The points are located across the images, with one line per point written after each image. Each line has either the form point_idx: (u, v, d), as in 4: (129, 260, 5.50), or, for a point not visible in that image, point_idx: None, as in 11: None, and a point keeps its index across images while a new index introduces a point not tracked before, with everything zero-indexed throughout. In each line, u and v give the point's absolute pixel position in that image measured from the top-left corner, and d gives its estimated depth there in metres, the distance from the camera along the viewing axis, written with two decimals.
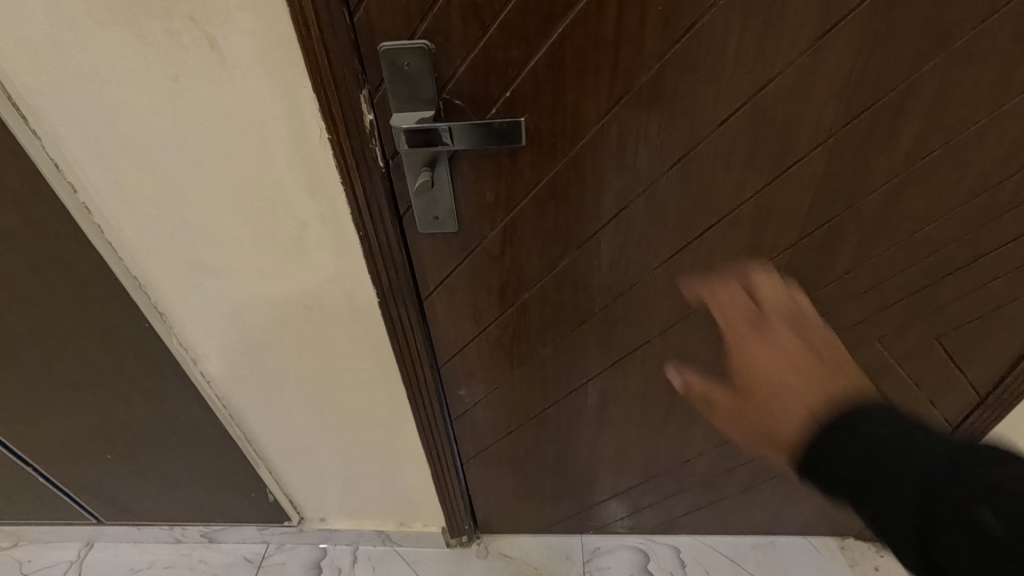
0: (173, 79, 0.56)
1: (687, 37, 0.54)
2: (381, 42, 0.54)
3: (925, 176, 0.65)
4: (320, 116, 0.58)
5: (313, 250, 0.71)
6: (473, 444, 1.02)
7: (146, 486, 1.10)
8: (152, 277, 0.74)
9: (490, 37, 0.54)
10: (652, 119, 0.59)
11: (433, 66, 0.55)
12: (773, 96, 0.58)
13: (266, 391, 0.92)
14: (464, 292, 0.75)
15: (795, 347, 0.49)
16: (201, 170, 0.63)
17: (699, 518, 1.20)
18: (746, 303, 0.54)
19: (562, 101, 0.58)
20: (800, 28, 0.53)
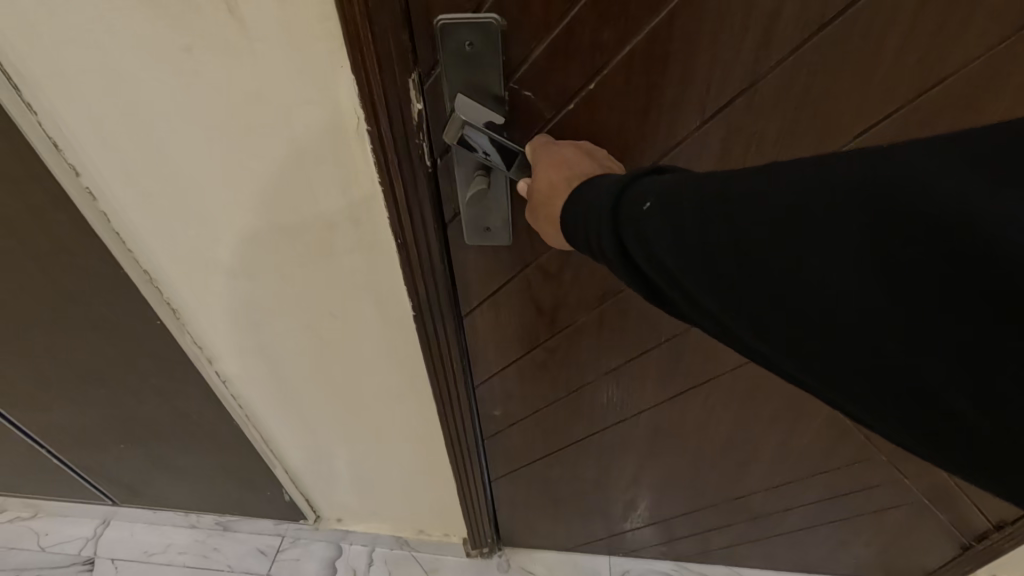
0: (188, 50, 0.46)
1: (837, 25, 0.43)
2: (439, 16, 0.44)
3: None
4: (358, 102, 0.47)
5: (342, 253, 0.62)
6: (504, 463, 0.94)
7: (160, 476, 1.06)
8: (164, 271, 0.66)
9: (578, 14, 0.44)
10: (772, 127, 0.50)
11: (500, 49, 0.45)
12: (929, 108, 0.48)
13: (285, 395, 0.84)
14: (511, 308, 0.66)
15: (574, 155, 0.45)
16: (218, 157, 0.54)
17: (739, 553, 1.11)
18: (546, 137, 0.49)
19: (659, 97, 0.48)
20: (988, 21, 0.43)
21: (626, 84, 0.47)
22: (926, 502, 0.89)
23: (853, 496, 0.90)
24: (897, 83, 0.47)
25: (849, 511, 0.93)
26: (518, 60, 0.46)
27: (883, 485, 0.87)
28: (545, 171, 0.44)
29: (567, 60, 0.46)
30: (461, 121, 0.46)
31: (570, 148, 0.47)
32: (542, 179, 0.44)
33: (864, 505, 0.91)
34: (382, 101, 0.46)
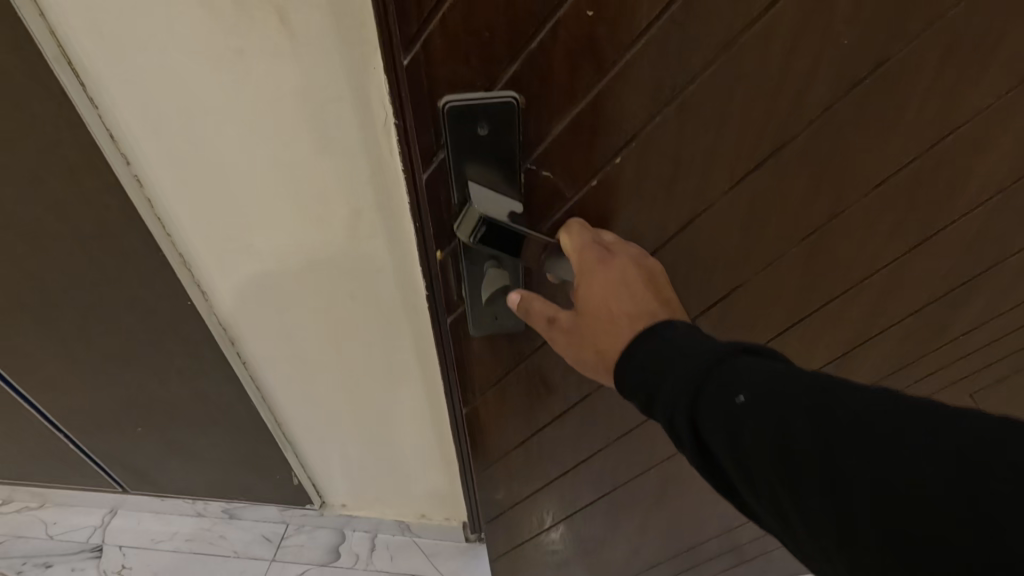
0: (241, 52, 0.53)
1: (861, 87, 0.51)
2: (446, 97, 0.47)
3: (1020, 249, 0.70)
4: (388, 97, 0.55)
5: (364, 238, 0.68)
6: (507, 540, 1.04)
7: (174, 461, 1.10)
8: (198, 256, 0.72)
9: (602, 88, 0.48)
10: (798, 177, 0.57)
11: (513, 128, 0.49)
12: (925, 163, 0.58)
13: (301, 376, 0.90)
14: (517, 391, 0.75)
15: (630, 274, 0.50)
16: (258, 149, 0.61)
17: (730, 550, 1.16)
18: (595, 245, 0.53)
19: (683, 163, 0.54)
20: (979, 89, 0.52)
21: (658, 144, 0.52)
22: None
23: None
24: (904, 128, 0.54)
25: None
26: (536, 137, 0.51)
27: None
28: (602, 285, 0.50)
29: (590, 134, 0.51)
30: (478, 214, 0.50)
31: (625, 261, 0.51)
32: (603, 304, 0.49)
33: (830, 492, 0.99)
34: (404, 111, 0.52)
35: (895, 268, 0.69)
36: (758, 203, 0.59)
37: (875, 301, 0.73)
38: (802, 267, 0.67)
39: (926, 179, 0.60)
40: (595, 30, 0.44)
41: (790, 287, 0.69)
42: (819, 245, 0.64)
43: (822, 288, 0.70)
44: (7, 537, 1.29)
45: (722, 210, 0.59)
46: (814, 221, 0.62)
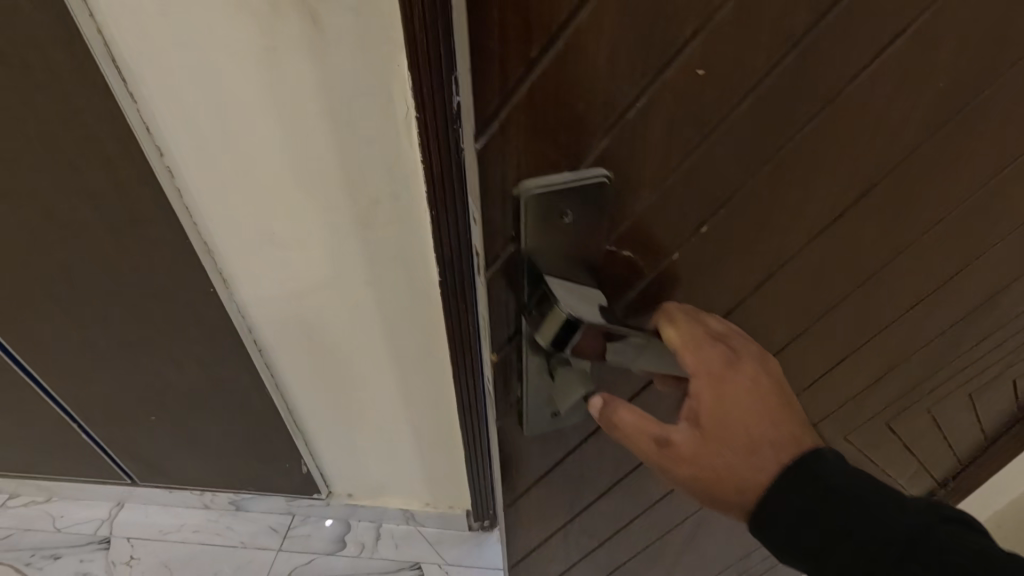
0: (276, 51, 0.57)
1: (952, 125, 0.47)
2: (524, 180, 0.42)
3: None
4: (409, 93, 0.59)
5: (382, 226, 0.73)
6: None
7: (186, 451, 1.13)
8: (222, 244, 0.76)
9: (695, 156, 0.44)
10: (876, 221, 0.53)
11: (601, 208, 0.45)
12: (996, 189, 0.53)
13: (315, 363, 0.94)
14: (565, 473, 0.72)
15: (759, 383, 0.48)
16: (285, 141, 0.65)
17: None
18: (715, 346, 0.49)
19: (769, 223, 0.51)
20: None
21: (749, 206, 0.49)
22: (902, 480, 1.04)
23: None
24: (981, 160, 0.50)
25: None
26: (623, 216, 0.47)
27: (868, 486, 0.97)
28: (738, 401, 0.47)
29: (679, 204, 0.47)
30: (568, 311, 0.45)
31: (750, 365, 0.49)
32: (740, 419, 0.47)
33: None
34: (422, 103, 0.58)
35: (956, 308, 0.67)
36: (833, 251, 0.55)
37: (920, 334, 0.69)
38: (858, 308, 0.62)
39: (998, 219, 0.56)
40: (698, 93, 0.40)
41: (833, 323, 0.63)
42: (879, 284, 0.60)
43: (871, 325, 0.65)
44: (15, 530, 1.30)
45: (800, 262, 0.55)
46: (878, 263, 0.57)
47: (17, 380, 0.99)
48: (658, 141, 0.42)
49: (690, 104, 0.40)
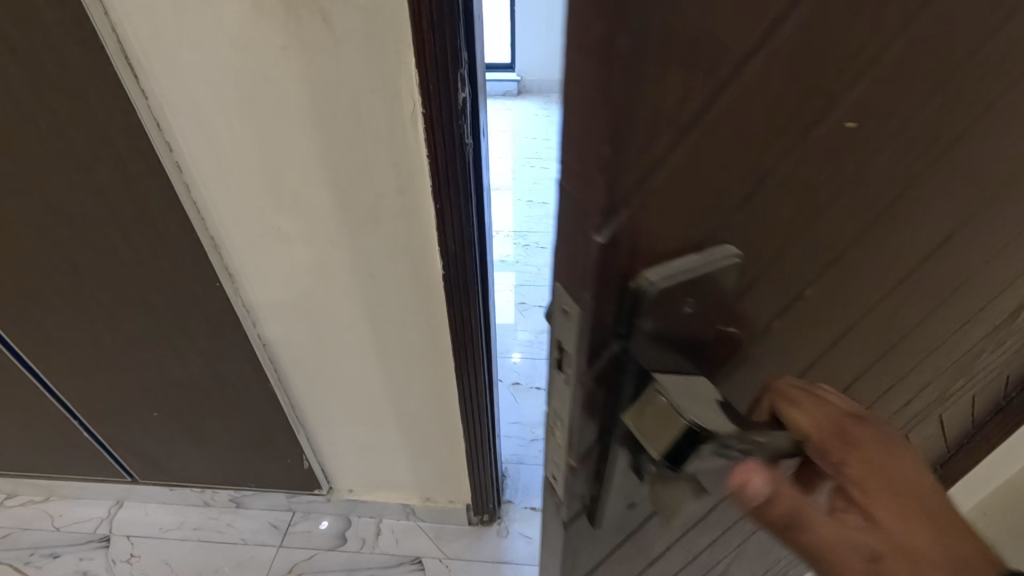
0: (287, 50, 0.59)
1: None
2: (649, 270, 0.30)
3: None
4: (415, 91, 0.61)
5: (387, 221, 0.74)
6: None
7: (188, 448, 1.14)
8: (229, 238, 0.78)
9: (826, 217, 0.34)
10: (954, 256, 0.46)
11: (724, 286, 0.34)
12: None
13: (318, 358, 0.95)
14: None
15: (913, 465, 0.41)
16: (294, 138, 0.66)
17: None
18: (865, 436, 0.40)
19: (870, 276, 0.42)
20: None
21: (852, 264, 0.40)
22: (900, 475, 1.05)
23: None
24: None
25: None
26: (742, 289, 0.36)
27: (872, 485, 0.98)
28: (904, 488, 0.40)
29: (798, 271, 0.37)
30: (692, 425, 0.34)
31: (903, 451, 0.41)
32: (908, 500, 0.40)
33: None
34: (427, 94, 0.61)
35: (988, 321, 0.65)
36: (908, 294, 0.47)
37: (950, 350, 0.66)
38: (910, 342, 0.56)
39: None
40: (849, 153, 0.31)
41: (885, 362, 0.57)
42: (936, 317, 0.54)
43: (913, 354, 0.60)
44: (13, 529, 1.30)
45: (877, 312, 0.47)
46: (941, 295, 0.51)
47: (20, 376, 0.99)
48: (793, 198, 0.32)
49: (828, 171, 0.32)
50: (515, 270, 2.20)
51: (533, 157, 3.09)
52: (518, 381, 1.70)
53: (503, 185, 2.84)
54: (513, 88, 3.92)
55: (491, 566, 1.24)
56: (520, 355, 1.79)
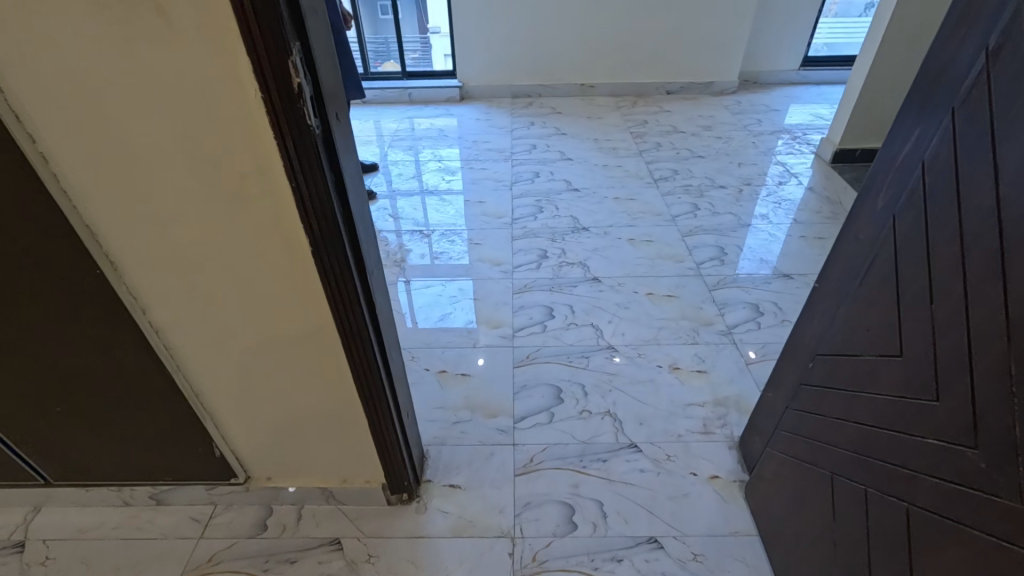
0: (127, 40, 0.64)
1: None
2: None
3: (906, 222, 0.79)
4: (253, 77, 0.67)
5: (252, 201, 0.80)
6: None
7: (100, 443, 1.16)
8: (104, 226, 0.82)
9: None
10: None
11: None
12: (1007, 183, 0.62)
13: (211, 341, 0.99)
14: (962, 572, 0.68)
15: None
16: (149, 124, 0.72)
17: (767, 505, 1.24)
18: None
19: None
20: None
21: None
22: (796, 435, 1.11)
23: (851, 522, 0.92)
24: None
25: (828, 509, 0.99)
26: None
27: (855, 494, 0.90)
28: None
29: None
30: None
31: None
32: None
33: (844, 507, 0.94)
34: (259, 76, 0.66)
35: (898, 264, 0.80)
36: None
37: (912, 302, 0.77)
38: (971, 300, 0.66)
39: (976, 208, 0.66)
40: None
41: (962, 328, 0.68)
42: (978, 284, 0.65)
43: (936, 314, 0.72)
44: None
45: None
46: (1003, 273, 0.62)
47: None
48: None
49: None
50: (447, 267, 2.27)
51: (472, 161, 3.18)
52: (444, 369, 1.76)
53: (442, 188, 2.91)
54: (456, 94, 4.01)
55: (408, 541, 1.28)
56: (447, 346, 1.85)
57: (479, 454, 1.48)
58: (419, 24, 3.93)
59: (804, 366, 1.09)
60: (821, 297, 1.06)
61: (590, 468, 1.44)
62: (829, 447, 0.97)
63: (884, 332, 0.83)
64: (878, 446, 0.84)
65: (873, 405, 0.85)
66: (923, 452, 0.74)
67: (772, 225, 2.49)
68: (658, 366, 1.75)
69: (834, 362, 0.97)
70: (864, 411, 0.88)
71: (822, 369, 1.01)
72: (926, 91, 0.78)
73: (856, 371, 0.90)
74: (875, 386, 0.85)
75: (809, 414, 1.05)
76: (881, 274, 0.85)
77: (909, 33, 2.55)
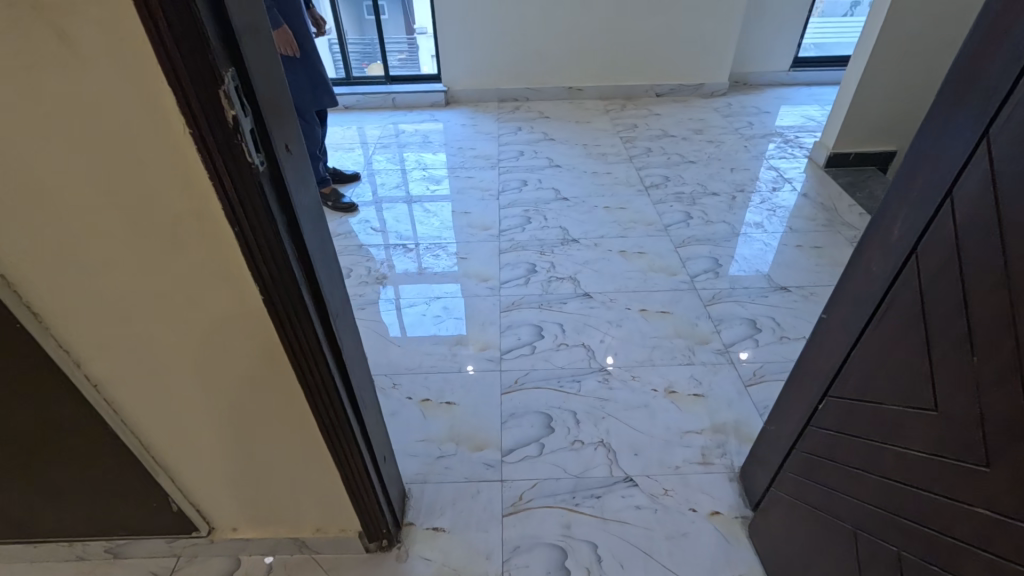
0: (24, 65, 0.54)
1: None
2: None
3: (932, 259, 0.71)
4: (176, 107, 0.57)
5: (190, 245, 0.70)
6: None
7: (44, 500, 1.06)
8: (21, 275, 0.72)
9: None
10: None
11: None
12: None
13: (158, 393, 0.89)
14: None
15: None
16: (60, 163, 0.61)
17: (774, 548, 1.16)
18: None
19: None
20: None
21: None
22: (808, 480, 1.02)
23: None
24: None
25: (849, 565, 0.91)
26: None
27: (882, 554, 0.82)
28: None
29: None
30: None
31: None
32: None
33: (866, 566, 0.86)
34: (186, 110, 0.57)
35: (926, 306, 0.72)
36: None
37: (947, 351, 0.69)
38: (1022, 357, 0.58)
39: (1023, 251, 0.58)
40: None
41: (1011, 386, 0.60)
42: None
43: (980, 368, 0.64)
44: None
45: None
46: None
47: None
48: None
49: None
50: (431, 284, 2.17)
51: (458, 169, 3.08)
52: (427, 397, 1.66)
53: (426, 198, 2.81)
54: (441, 99, 3.91)
55: None
56: (430, 371, 1.75)
57: (464, 492, 1.39)
58: (406, 26, 3.83)
59: (812, 405, 1.01)
60: (828, 331, 0.98)
61: (583, 506, 1.35)
62: (850, 498, 0.89)
63: (912, 380, 0.74)
64: (908, 505, 0.76)
65: (901, 460, 0.77)
66: (967, 519, 0.66)
67: (767, 234, 2.41)
68: (653, 390, 1.66)
69: (850, 407, 0.89)
70: (887, 463, 0.80)
71: (837, 412, 0.93)
72: (949, 111, 0.69)
73: (877, 419, 0.82)
74: (899, 437, 0.77)
75: (822, 459, 0.97)
76: (903, 315, 0.76)
77: (902, 36, 2.49)
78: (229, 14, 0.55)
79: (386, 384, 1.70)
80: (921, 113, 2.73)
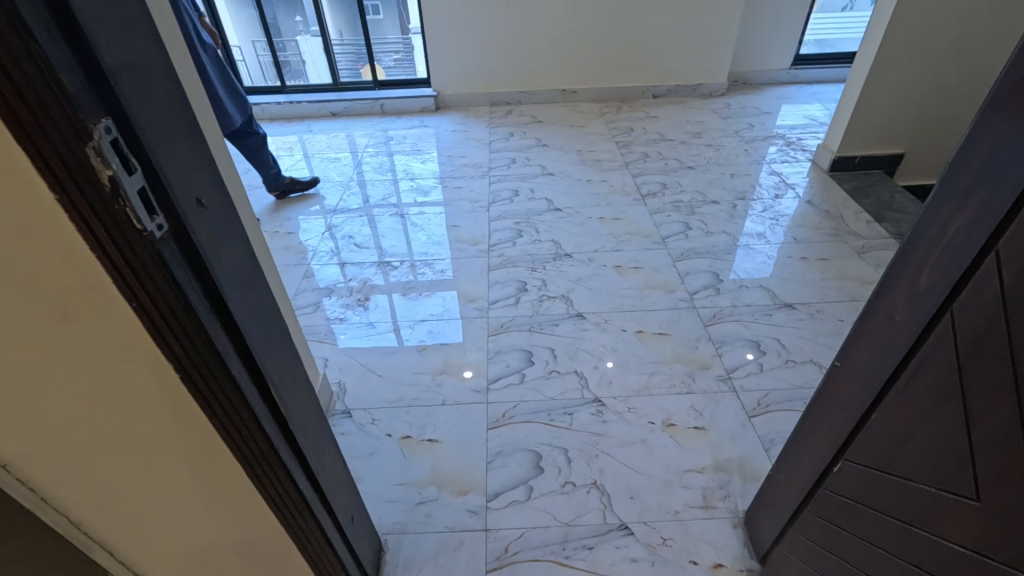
0: None
1: None
2: None
3: (976, 324, 0.60)
4: (35, 172, 0.45)
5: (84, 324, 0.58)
6: None
7: None
8: None
9: None
10: None
11: None
12: None
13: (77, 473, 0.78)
14: None
15: None
16: None
17: None
18: None
19: None
20: None
21: None
22: (825, 549, 0.91)
23: None
24: None
25: None
26: None
27: None
28: None
29: None
30: None
31: None
32: None
33: None
34: (49, 173, 0.45)
35: (970, 379, 0.61)
36: None
37: (997, 438, 0.58)
38: None
39: None
40: None
41: None
42: None
43: None
44: None
45: None
46: None
47: None
48: None
49: None
50: (416, 305, 2.05)
51: (447, 178, 2.96)
52: (408, 434, 1.55)
53: (414, 210, 2.70)
54: (431, 104, 3.79)
55: None
56: (413, 405, 1.64)
57: (446, 544, 1.28)
58: (404, 25, 3.69)
59: (827, 464, 0.90)
60: (842, 382, 0.86)
61: (574, 559, 1.24)
62: None
63: (950, 462, 0.64)
64: None
65: (938, 552, 0.66)
66: None
67: (769, 245, 2.30)
68: (650, 423, 1.55)
69: (874, 478, 0.78)
70: (920, 552, 0.70)
71: (858, 478, 0.81)
72: (992, 149, 0.57)
73: (909, 499, 0.71)
74: (936, 525, 0.67)
75: (842, 530, 0.86)
76: (941, 383, 0.65)
77: (909, 36, 2.37)
78: (97, 52, 0.44)
79: (364, 420, 1.60)
80: (929, 115, 2.60)
